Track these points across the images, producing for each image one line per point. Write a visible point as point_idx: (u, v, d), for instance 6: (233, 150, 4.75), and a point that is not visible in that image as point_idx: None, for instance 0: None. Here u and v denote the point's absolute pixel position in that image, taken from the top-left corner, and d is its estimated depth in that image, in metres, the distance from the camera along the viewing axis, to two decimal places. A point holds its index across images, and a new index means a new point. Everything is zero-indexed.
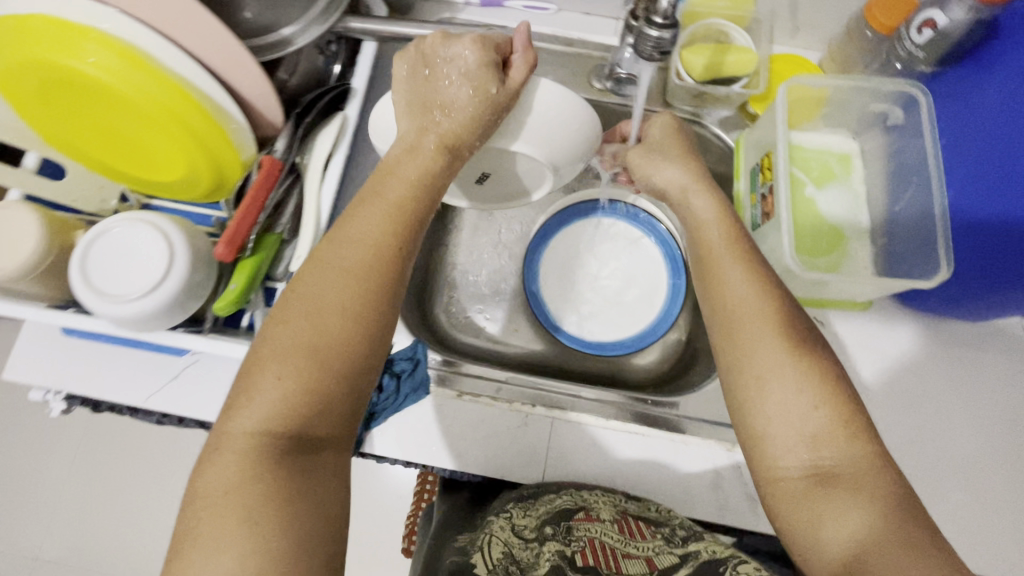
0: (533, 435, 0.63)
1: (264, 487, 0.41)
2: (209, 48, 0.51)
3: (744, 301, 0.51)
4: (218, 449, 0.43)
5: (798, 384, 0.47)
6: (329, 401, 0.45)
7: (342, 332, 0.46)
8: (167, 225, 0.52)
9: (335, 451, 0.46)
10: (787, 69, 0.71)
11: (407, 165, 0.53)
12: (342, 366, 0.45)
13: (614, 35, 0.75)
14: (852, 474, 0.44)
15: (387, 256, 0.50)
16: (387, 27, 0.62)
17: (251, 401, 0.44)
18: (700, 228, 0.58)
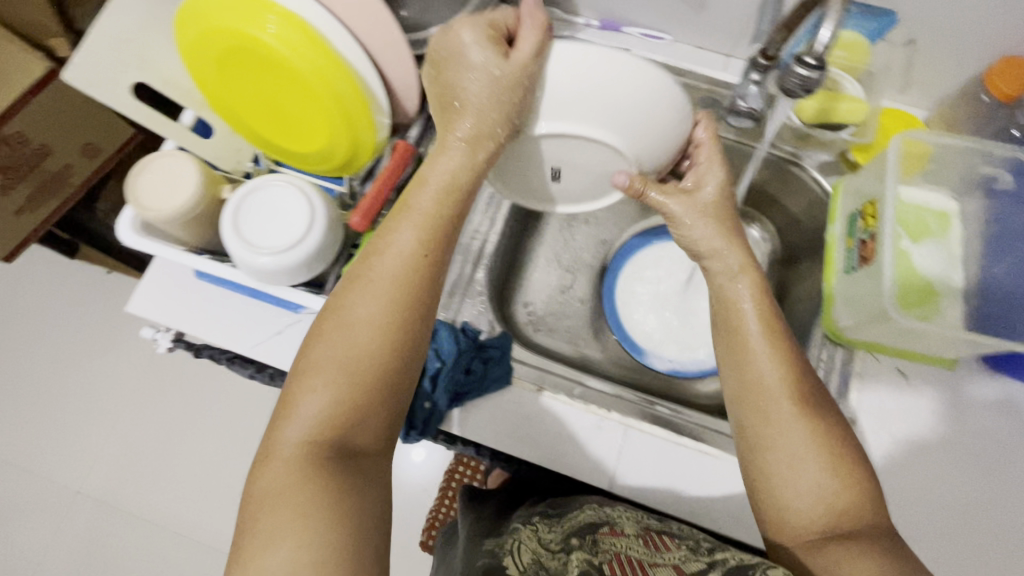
0: (607, 440, 0.64)
1: (316, 488, 0.42)
2: (375, 35, 0.56)
3: (772, 384, 0.51)
4: (270, 458, 0.45)
5: (805, 433, 0.49)
6: (371, 407, 0.47)
7: (384, 342, 0.49)
8: (312, 192, 0.57)
9: (376, 451, 0.48)
10: (898, 121, 0.72)
11: (435, 171, 0.54)
12: (382, 374, 0.48)
13: (724, 70, 0.78)
14: (865, 524, 0.45)
15: (419, 259, 0.52)
16: None
17: (300, 406, 0.46)
18: (728, 302, 0.56)
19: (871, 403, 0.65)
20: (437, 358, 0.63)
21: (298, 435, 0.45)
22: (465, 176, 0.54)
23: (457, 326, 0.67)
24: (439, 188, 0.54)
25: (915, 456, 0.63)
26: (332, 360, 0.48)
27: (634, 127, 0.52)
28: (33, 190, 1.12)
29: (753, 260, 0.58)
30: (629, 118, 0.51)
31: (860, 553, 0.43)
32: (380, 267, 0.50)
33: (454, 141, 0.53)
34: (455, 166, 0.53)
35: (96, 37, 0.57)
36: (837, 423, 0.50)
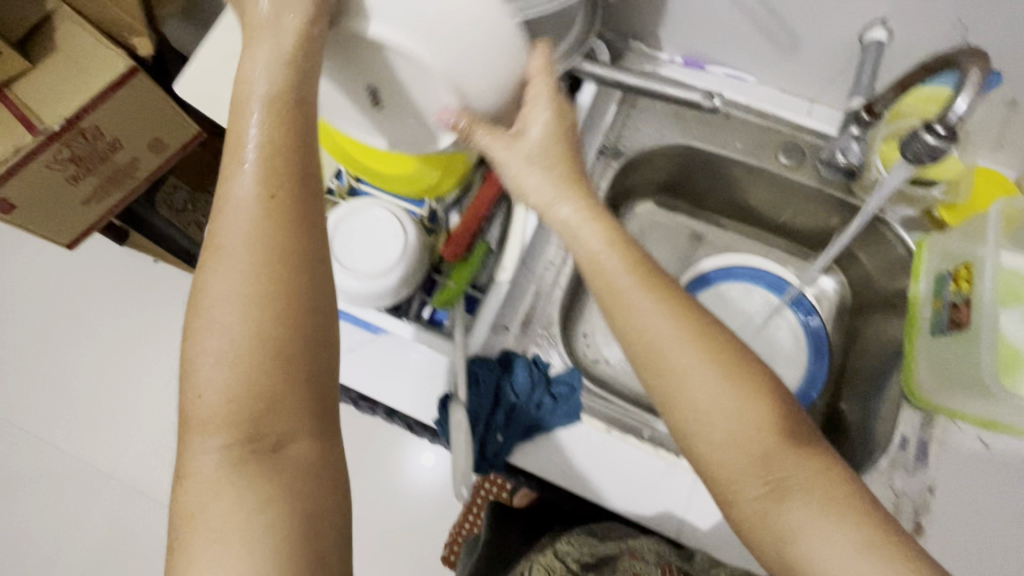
0: (675, 487, 0.63)
1: (243, 495, 0.37)
2: None
3: (689, 362, 0.46)
4: (189, 471, 0.39)
5: (730, 402, 0.45)
6: (277, 391, 0.39)
7: (258, 303, 0.38)
8: (404, 219, 0.59)
9: (306, 439, 0.40)
10: (988, 184, 0.71)
11: (259, 69, 0.41)
12: (277, 345, 0.38)
13: (809, 115, 0.77)
14: (801, 479, 0.44)
15: (272, 210, 0.39)
16: (614, 74, 0.67)
17: (201, 411, 0.38)
18: (609, 284, 0.49)
19: (950, 472, 0.63)
20: (512, 391, 0.64)
21: (214, 443, 0.38)
22: (292, 89, 0.41)
23: (529, 357, 0.67)
24: (265, 115, 0.40)
25: (989, 529, 0.61)
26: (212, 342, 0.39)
27: (435, 35, 0.45)
28: (100, 182, 1.14)
29: (600, 209, 0.52)
30: (430, 22, 0.44)
31: (812, 521, 0.42)
32: (232, 236, 0.39)
33: (261, 38, 0.41)
34: (279, 84, 0.41)
35: (209, 50, 0.59)
36: (757, 368, 0.47)
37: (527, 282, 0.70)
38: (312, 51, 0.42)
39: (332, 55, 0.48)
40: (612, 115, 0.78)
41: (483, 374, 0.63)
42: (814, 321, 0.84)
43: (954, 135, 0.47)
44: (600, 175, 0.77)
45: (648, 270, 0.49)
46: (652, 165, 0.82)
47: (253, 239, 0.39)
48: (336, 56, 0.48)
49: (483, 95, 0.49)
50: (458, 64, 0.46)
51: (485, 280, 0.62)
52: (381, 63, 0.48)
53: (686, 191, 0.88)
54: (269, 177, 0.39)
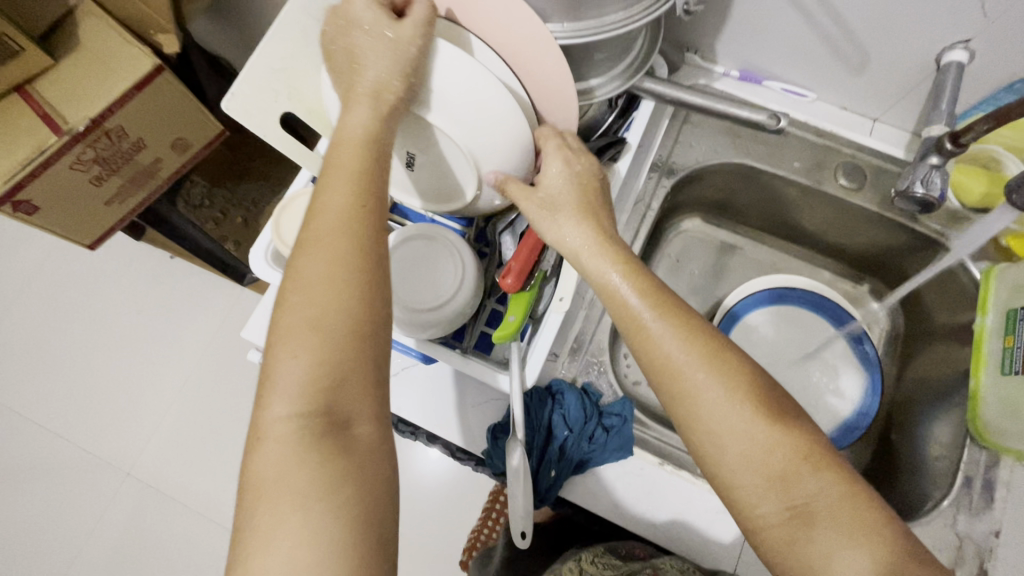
0: (731, 526, 0.61)
1: (313, 465, 0.39)
2: (546, 91, 0.54)
3: (699, 380, 0.42)
4: (261, 436, 0.41)
5: (747, 421, 0.41)
6: (349, 371, 0.42)
7: (340, 287, 0.42)
8: (460, 246, 0.56)
9: (370, 420, 0.42)
10: None
11: (354, 113, 0.47)
12: (354, 327, 0.42)
13: (871, 135, 0.74)
14: (828, 506, 0.39)
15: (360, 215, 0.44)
16: (676, 92, 0.65)
17: (283, 380, 0.41)
18: (618, 304, 0.47)
19: (1018, 517, 0.60)
20: (564, 425, 0.61)
21: (286, 412, 0.41)
22: (381, 129, 0.47)
23: (579, 387, 0.65)
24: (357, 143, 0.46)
25: None
26: (293, 319, 0.42)
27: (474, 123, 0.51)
28: (124, 182, 1.11)
29: (630, 258, 0.49)
30: (463, 112, 0.50)
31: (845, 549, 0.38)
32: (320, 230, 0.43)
33: (359, 94, 0.47)
34: (369, 120, 0.47)
35: (255, 63, 0.55)
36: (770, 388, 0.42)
37: (578, 306, 0.68)
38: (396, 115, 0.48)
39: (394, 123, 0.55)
40: (665, 131, 0.74)
41: (534, 406, 0.61)
42: (868, 347, 0.78)
43: None
44: (652, 193, 0.74)
45: (659, 287, 0.47)
46: (704, 183, 0.79)
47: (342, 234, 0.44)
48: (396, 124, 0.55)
49: (499, 166, 0.55)
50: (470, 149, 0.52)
51: (542, 310, 0.58)
52: (426, 133, 0.54)
53: (734, 208, 0.85)
54: (361, 191, 0.45)
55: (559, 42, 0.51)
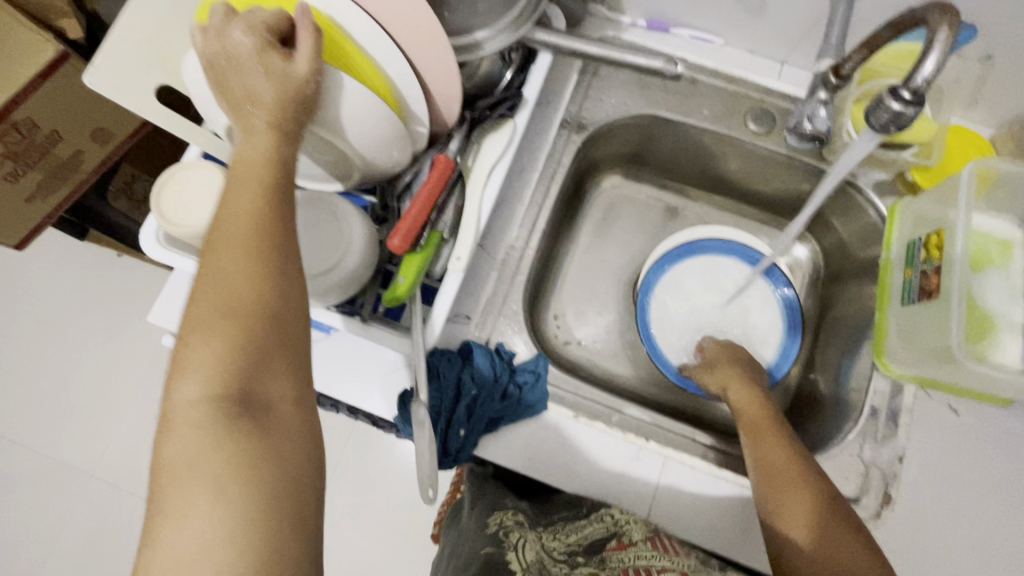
0: (643, 470, 0.62)
1: (227, 452, 0.34)
2: (419, 44, 0.53)
3: (777, 457, 0.58)
4: (166, 429, 0.35)
5: (804, 486, 0.56)
6: (267, 355, 0.38)
7: (254, 271, 0.39)
8: (342, 207, 0.56)
9: (292, 405, 0.38)
10: (962, 145, 0.69)
11: (250, 136, 0.44)
12: (268, 309, 0.39)
13: (779, 78, 0.73)
14: (847, 547, 0.52)
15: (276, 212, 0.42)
16: (570, 44, 0.65)
17: (189, 367, 0.36)
18: (741, 408, 0.66)
19: (922, 443, 0.62)
20: (475, 384, 0.60)
21: (196, 398, 0.36)
22: (285, 144, 0.45)
23: (492, 347, 0.65)
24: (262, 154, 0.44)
25: (954, 492, 0.61)
26: (202, 302, 0.38)
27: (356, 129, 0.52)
28: (43, 178, 1.04)
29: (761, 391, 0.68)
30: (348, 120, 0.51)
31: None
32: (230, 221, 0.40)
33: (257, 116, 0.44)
34: (271, 136, 0.44)
35: (117, 35, 0.53)
36: (828, 481, 0.57)
37: (488, 267, 0.68)
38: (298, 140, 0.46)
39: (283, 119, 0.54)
40: (574, 85, 0.73)
41: (441, 366, 0.60)
42: (790, 294, 0.80)
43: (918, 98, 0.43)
44: (562, 149, 0.73)
45: (767, 407, 0.65)
46: (619, 137, 0.79)
47: (256, 226, 0.40)
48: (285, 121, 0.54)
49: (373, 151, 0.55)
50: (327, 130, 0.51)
51: (439, 271, 0.58)
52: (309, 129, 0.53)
53: (654, 161, 0.84)
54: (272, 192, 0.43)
55: None
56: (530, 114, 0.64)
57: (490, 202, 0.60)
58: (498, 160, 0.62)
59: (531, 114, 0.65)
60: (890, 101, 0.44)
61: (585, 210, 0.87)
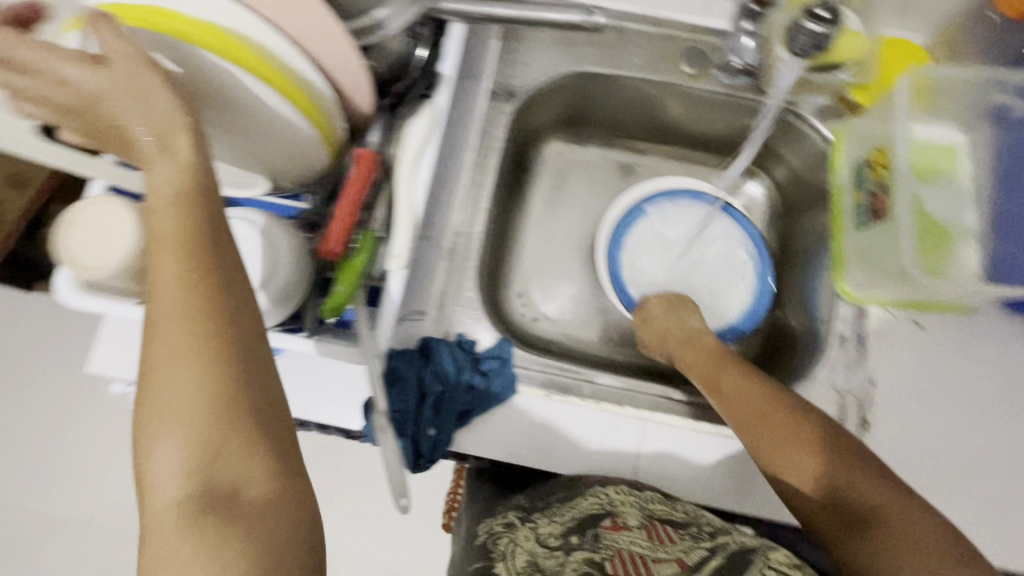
0: (623, 438, 0.61)
1: (203, 552, 0.32)
2: (308, 32, 0.48)
3: (743, 406, 0.57)
4: (144, 532, 0.34)
5: (796, 431, 0.54)
6: (228, 440, 0.34)
7: (201, 353, 0.34)
8: (263, 218, 0.52)
9: (269, 484, 0.35)
10: (899, 55, 0.66)
11: (149, 173, 0.37)
12: (217, 392, 0.34)
13: (707, 14, 0.70)
14: (869, 492, 0.50)
15: (204, 275, 0.36)
16: (482, 10, 0.60)
17: (151, 468, 0.34)
18: (700, 367, 0.64)
19: (891, 363, 0.62)
20: (438, 380, 0.58)
21: (165, 500, 0.33)
22: (199, 177, 0.38)
23: (452, 339, 0.63)
24: (166, 194, 0.37)
25: (931, 406, 0.61)
26: (155, 396, 0.34)
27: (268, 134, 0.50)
28: None
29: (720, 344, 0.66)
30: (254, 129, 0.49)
31: (887, 534, 0.47)
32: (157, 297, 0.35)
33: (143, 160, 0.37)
34: (177, 171, 0.37)
35: None
36: (805, 407, 0.56)
37: (436, 257, 0.65)
38: (204, 147, 0.39)
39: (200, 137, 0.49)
40: (496, 53, 0.70)
41: (401, 369, 0.58)
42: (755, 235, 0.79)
43: None
44: (495, 123, 0.69)
45: (729, 355, 0.64)
46: (553, 101, 0.75)
47: (185, 298, 0.35)
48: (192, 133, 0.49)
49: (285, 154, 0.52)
50: (247, 141, 0.50)
51: (379, 272, 0.55)
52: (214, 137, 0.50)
53: (594, 120, 0.81)
54: (192, 250, 0.36)
55: None
56: (451, 91, 0.60)
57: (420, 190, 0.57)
58: (423, 144, 0.58)
59: (453, 90, 0.61)
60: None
61: (534, 183, 0.84)
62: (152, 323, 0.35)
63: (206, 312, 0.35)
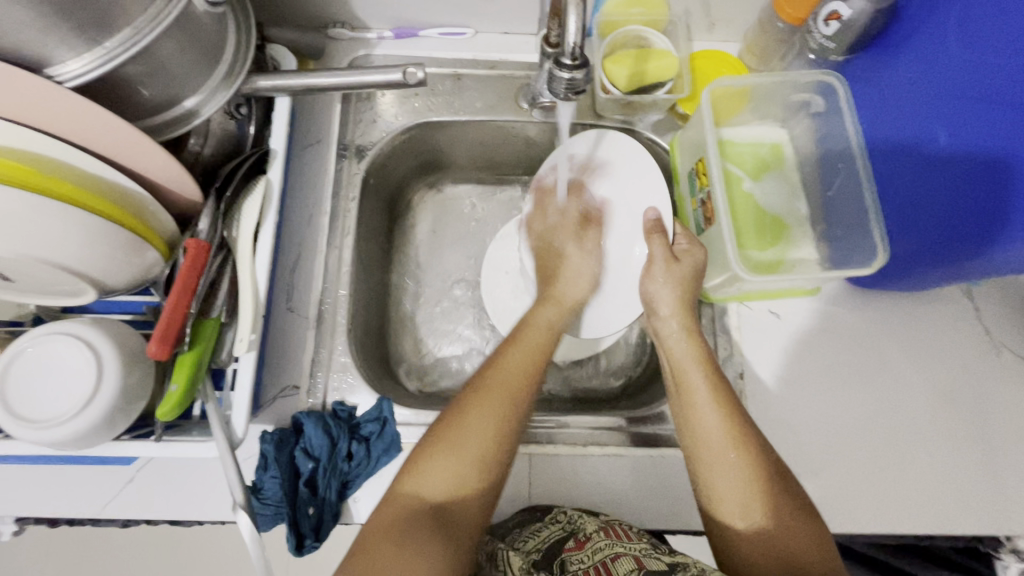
0: (513, 475, 0.62)
1: (409, 559, 0.45)
2: (102, 138, 0.48)
3: (711, 432, 0.53)
4: (389, 501, 0.49)
5: (733, 466, 0.51)
6: (470, 483, 0.50)
7: (497, 422, 0.51)
8: (82, 330, 0.49)
9: (473, 530, 0.49)
10: (710, 65, 0.71)
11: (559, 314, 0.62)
12: (492, 460, 0.50)
13: (536, 51, 0.74)
14: (795, 552, 0.49)
15: (532, 384, 0.55)
16: (299, 80, 0.60)
17: (424, 467, 0.50)
18: (671, 355, 0.59)
19: (756, 354, 0.66)
20: (310, 457, 0.58)
21: (418, 493, 0.49)
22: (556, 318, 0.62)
23: (328, 410, 0.62)
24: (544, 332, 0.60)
25: (803, 388, 0.65)
26: (454, 427, 0.51)
27: (68, 244, 0.48)
28: None
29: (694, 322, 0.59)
30: (51, 241, 0.47)
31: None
32: (507, 366, 0.55)
33: (553, 296, 0.64)
34: (554, 313, 0.62)
35: None
36: (771, 455, 0.53)
37: (303, 328, 0.64)
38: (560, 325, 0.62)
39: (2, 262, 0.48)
40: (340, 116, 0.71)
41: (270, 454, 0.56)
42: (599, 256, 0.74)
43: (579, 63, 0.44)
44: (348, 183, 0.70)
45: (704, 351, 0.57)
46: (409, 151, 0.77)
47: (515, 387, 0.54)
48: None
49: (96, 260, 0.50)
50: (40, 261, 0.48)
51: (225, 357, 0.55)
52: (11, 261, 0.47)
53: (457, 163, 0.82)
54: (533, 358, 0.57)
55: (71, 87, 0.45)
56: (286, 164, 0.62)
57: (262, 267, 0.56)
58: (260, 220, 0.58)
59: (289, 162, 0.62)
60: (559, 72, 0.45)
61: (412, 227, 0.83)
62: (478, 386, 0.53)
63: (518, 400, 0.53)
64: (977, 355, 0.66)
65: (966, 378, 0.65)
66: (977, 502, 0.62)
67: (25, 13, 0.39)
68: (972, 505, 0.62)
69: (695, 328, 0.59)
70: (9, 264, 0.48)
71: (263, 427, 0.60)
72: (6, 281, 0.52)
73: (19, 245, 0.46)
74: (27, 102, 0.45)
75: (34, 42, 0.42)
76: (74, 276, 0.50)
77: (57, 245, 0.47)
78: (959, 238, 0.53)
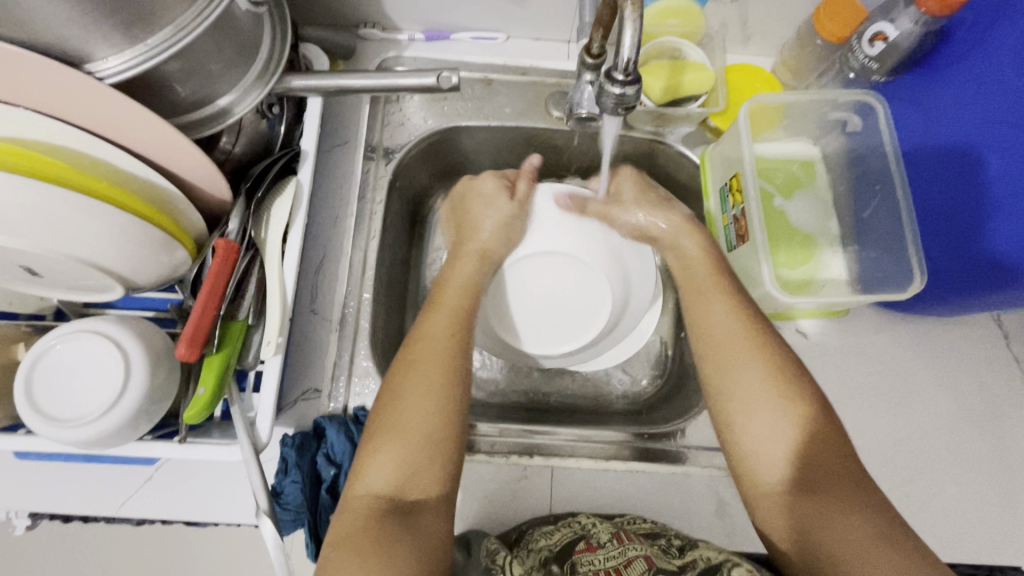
0: (534, 488, 0.62)
1: (373, 546, 0.43)
2: (139, 136, 0.47)
3: (722, 331, 0.55)
4: (345, 506, 0.47)
5: (769, 397, 0.51)
6: (420, 461, 0.48)
7: (444, 402, 0.51)
8: (110, 329, 0.49)
9: (435, 508, 0.48)
10: (745, 80, 0.70)
11: (467, 274, 0.64)
12: (434, 432, 0.50)
13: (568, 58, 0.73)
14: (839, 490, 0.46)
15: (454, 346, 0.55)
16: (332, 81, 0.59)
17: (371, 459, 0.48)
18: (688, 266, 0.62)
19: None
20: (332, 463, 0.57)
21: (371, 487, 0.47)
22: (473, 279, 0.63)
23: (349, 416, 0.61)
24: (457, 289, 0.62)
25: None
26: (400, 415, 0.50)
27: (100, 241, 0.47)
28: None
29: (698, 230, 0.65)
30: (83, 239, 0.46)
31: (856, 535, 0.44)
32: (429, 338, 0.55)
33: (468, 252, 0.66)
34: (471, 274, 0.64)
35: None
36: (789, 354, 0.54)
37: (326, 331, 0.64)
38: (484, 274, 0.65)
39: (32, 259, 0.47)
40: (369, 117, 0.71)
41: (292, 459, 0.56)
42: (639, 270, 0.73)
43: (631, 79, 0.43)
44: (374, 185, 0.69)
45: (724, 273, 0.60)
46: (434, 155, 0.76)
47: (441, 356, 0.54)
48: (22, 256, 0.47)
49: (126, 259, 0.50)
50: (69, 259, 0.47)
51: (252, 361, 0.54)
52: (41, 258, 0.47)
53: (481, 168, 0.81)
54: (454, 324, 0.57)
55: (111, 83, 0.44)
56: (316, 165, 0.61)
57: (291, 270, 0.56)
58: (290, 223, 0.57)
59: (318, 163, 0.62)
60: (609, 87, 0.44)
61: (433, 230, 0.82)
62: (404, 365, 0.53)
63: (445, 365, 0.53)
64: (1006, 383, 0.65)
65: (994, 407, 0.65)
66: (1002, 532, 0.61)
67: (71, 10, 0.39)
68: (996, 535, 0.61)
69: (713, 246, 0.63)
70: (41, 260, 0.47)
71: (284, 430, 0.60)
72: (35, 276, 0.51)
73: (52, 243, 0.45)
74: (65, 98, 0.44)
75: (77, 38, 0.41)
76: (103, 273, 0.50)
77: (88, 242, 0.47)
78: (992, 261, 0.53)
